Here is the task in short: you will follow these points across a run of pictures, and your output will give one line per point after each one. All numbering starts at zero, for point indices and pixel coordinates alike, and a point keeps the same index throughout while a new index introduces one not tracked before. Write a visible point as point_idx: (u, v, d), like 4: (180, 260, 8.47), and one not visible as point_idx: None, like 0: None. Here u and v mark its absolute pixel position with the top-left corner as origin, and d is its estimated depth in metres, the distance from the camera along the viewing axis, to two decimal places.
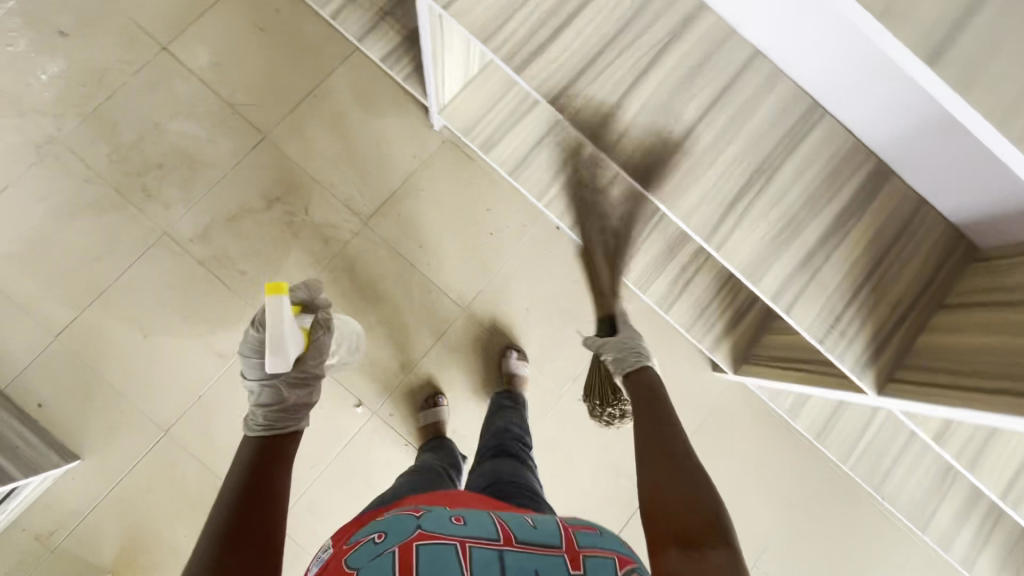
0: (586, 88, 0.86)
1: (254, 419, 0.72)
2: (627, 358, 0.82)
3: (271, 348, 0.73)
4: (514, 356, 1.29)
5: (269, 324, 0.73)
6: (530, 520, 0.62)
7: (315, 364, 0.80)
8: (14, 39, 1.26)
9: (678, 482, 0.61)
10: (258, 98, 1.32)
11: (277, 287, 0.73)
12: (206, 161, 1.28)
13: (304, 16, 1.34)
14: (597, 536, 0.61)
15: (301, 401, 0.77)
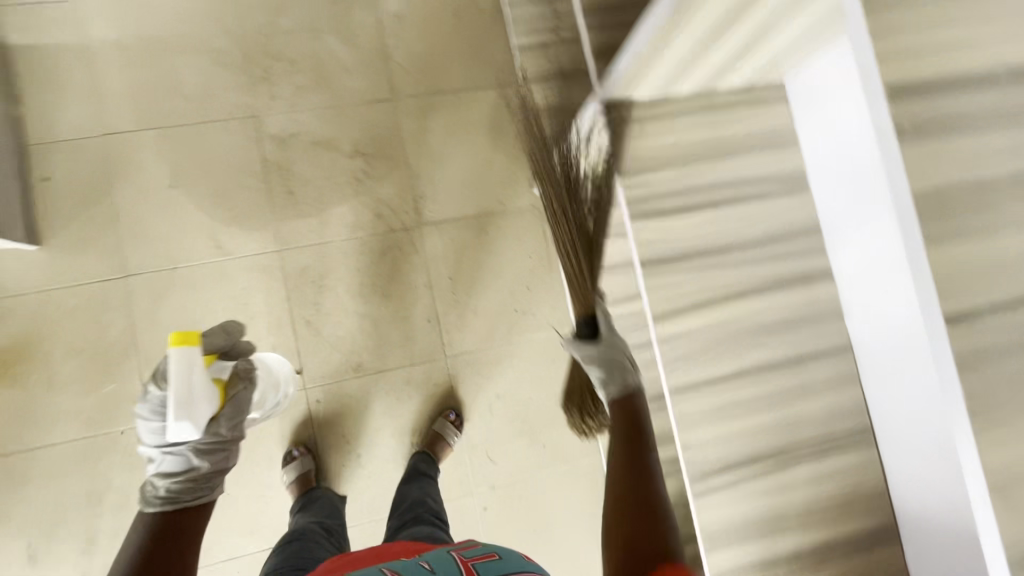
0: (682, 272, 0.82)
1: (153, 491, 0.84)
2: (616, 367, 0.82)
3: (177, 411, 0.81)
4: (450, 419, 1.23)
5: (174, 381, 0.81)
6: (423, 563, 0.62)
7: (226, 425, 0.88)
8: None
9: (638, 502, 0.70)
10: (412, 66, 1.33)
11: (181, 337, 0.82)
12: (332, 85, 1.29)
13: (496, 30, 1.36)
14: (498, 562, 0.63)
15: (214, 468, 0.87)
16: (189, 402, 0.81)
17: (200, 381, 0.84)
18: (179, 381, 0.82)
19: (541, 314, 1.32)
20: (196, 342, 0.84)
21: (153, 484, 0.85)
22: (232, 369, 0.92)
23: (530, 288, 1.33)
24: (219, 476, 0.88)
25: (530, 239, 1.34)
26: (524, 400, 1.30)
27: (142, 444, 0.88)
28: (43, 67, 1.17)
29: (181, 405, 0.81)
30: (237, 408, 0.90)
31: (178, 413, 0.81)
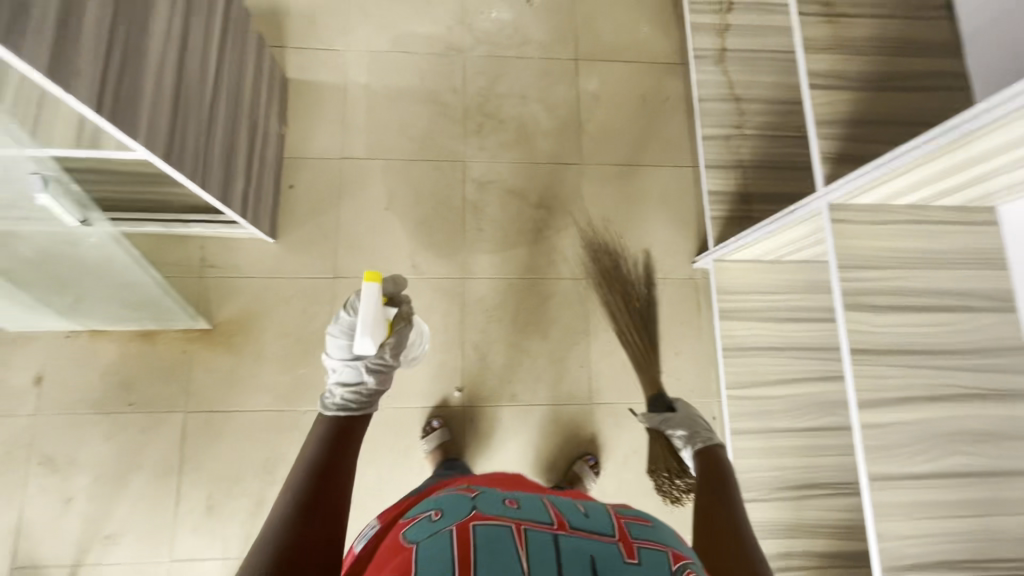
0: (887, 367, 0.87)
1: (332, 398, 0.91)
2: (698, 434, 1.02)
3: (360, 331, 0.88)
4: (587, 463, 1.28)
5: (361, 309, 0.89)
6: (581, 506, 0.64)
7: (390, 353, 0.94)
8: None
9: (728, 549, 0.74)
10: (600, 138, 1.50)
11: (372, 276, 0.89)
12: (530, 144, 1.48)
13: (678, 119, 1.53)
14: (653, 529, 0.61)
15: (376, 388, 0.94)
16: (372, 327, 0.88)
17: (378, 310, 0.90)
18: (365, 308, 0.89)
19: (686, 380, 1.39)
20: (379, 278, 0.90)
21: (330, 393, 0.93)
22: (398, 310, 0.97)
23: (679, 353, 1.40)
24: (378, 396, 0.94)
25: (684, 307, 1.43)
26: None
27: (324, 356, 0.97)
28: (308, 98, 1.43)
29: (362, 326, 0.88)
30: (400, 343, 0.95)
31: (361, 334, 0.87)
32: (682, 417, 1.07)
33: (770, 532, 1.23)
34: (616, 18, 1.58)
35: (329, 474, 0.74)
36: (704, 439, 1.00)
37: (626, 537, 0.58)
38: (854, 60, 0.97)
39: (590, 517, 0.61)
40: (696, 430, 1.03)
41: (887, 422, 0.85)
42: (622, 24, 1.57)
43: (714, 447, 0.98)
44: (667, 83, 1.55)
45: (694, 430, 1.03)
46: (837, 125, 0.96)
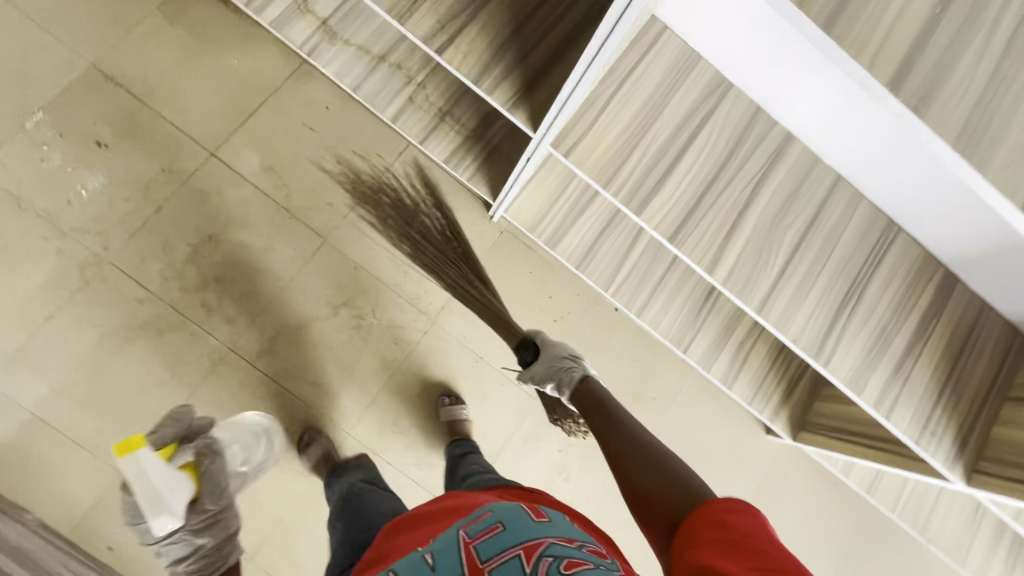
0: (698, 223, 0.91)
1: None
2: (563, 375, 0.99)
3: (150, 509, 0.79)
4: (446, 401, 1.26)
5: (130, 482, 0.78)
6: (426, 556, 0.61)
7: (211, 499, 0.89)
8: (49, 152, 1.17)
9: (645, 465, 0.75)
10: (315, 201, 1.29)
11: (128, 443, 0.78)
12: (266, 269, 1.24)
13: (356, 115, 1.33)
14: (502, 537, 0.60)
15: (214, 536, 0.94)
16: (160, 498, 0.79)
17: (169, 474, 0.81)
18: (141, 489, 0.78)
19: (575, 306, 1.39)
20: (139, 441, 0.79)
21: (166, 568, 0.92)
22: (195, 450, 0.92)
23: (551, 294, 1.39)
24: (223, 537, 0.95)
25: (520, 257, 1.38)
26: (615, 379, 1.40)
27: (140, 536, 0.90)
28: (13, 465, 1.08)
29: (155, 504, 0.79)
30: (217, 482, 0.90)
31: (153, 512, 0.79)
32: (546, 357, 1.06)
33: (721, 346, 1.35)
34: (202, 77, 1.26)
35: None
36: (572, 379, 0.98)
37: (474, 568, 0.57)
38: None
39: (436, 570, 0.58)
40: (553, 371, 1.02)
41: (734, 260, 0.92)
42: (212, 78, 1.27)
43: (589, 382, 0.97)
44: (313, 92, 1.31)
45: (552, 370, 1.02)
46: (496, 63, 0.85)
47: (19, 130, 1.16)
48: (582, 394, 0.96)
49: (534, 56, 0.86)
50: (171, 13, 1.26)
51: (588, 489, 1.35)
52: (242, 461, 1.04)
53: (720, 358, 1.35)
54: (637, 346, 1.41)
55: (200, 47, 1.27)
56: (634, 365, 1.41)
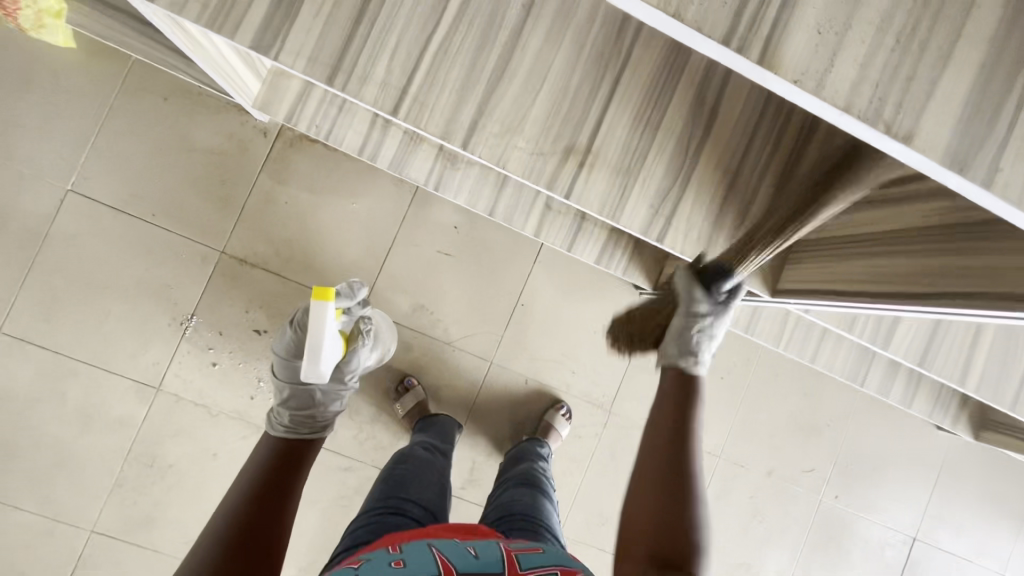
0: (944, 342, 0.85)
1: (280, 421, 0.92)
2: (681, 349, 0.68)
3: (309, 356, 0.93)
4: (561, 414, 1.27)
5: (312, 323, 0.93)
6: (471, 548, 0.57)
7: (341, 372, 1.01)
8: (217, 354, 1.17)
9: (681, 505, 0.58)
10: (470, 326, 1.26)
11: (322, 292, 0.93)
12: (445, 407, 1.26)
13: (486, 227, 1.26)
14: (541, 555, 0.57)
15: (324, 408, 0.97)
16: (318, 346, 0.92)
17: (323, 335, 0.94)
18: (313, 330, 0.93)
19: (739, 358, 1.37)
20: (331, 292, 0.93)
21: (276, 415, 0.95)
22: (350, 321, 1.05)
23: (715, 352, 1.36)
24: (325, 418, 0.96)
25: None
26: (789, 418, 1.40)
27: (276, 377, 0.99)
28: None
29: (315, 353, 0.92)
30: (357, 362, 1.04)
31: (312, 354, 0.92)
32: (691, 298, 0.69)
33: (896, 370, 1.33)
34: (328, 232, 1.21)
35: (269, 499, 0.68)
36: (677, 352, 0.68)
37: (515, 571, 0.53)
38: (654, 160, 0.76)
39: (479, 558, 0.55)
40: (685, 331, 0.69)
41: (986, 368, 0.85)
42: (337, 230, 1.21)
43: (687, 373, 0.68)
44: (439, 215, 1.24)
45: (685, 326, 0.68)
46: (719, 232, 0.78)
47: (182, 339, 1.16)
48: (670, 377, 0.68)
49: (753, 210, 0.79)
50: (277, 174, 1.19)
51: (781, 524, 1.41)
52: (371, 349, 1.10)
53: (897, 382, 1.33)
54: (807, 381, 1.40)
55: (318, 200, 1.20)
56: (805, 399, 1.40)
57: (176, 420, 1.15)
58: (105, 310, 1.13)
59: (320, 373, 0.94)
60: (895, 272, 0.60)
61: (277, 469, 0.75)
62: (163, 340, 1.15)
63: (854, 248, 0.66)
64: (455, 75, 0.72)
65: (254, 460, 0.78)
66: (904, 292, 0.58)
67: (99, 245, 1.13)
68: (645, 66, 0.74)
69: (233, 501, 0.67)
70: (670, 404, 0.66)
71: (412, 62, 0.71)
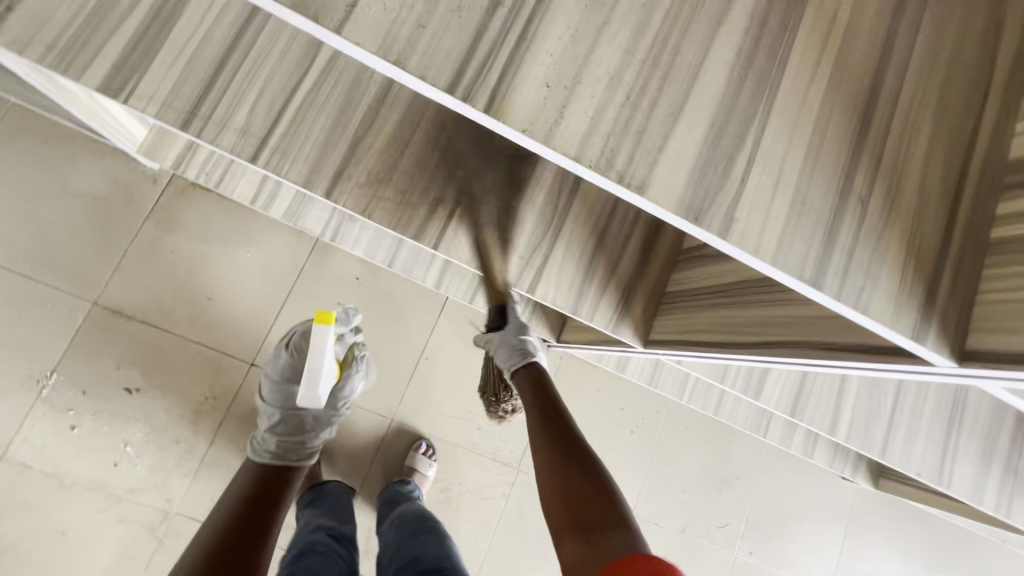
0: (813, 386, 0.89)
1: (265, 448, 0.92)
2: (513, 355, 0.82)
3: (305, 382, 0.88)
4: (422, 450, 1.19)
5: (313, 348, 0.88)
6: None
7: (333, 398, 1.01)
8: (77, 415, 1.05)
9: (581, 484, 0.62)
10: (371, 381, 1.21)
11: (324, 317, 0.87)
12: (340, 470, 1.18)
13: (389, 278, 1.24)
14: None
15: (309, 436, 0.97)
16: (317, 374, 0.88)
17: (320, 359, 0.89)
18: (311, 354, 0.88)
19: (648, 410, 1.37)
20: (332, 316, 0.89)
21: (261, 441, 0.94)
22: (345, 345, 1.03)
23: (624, 405, 1.36)
24: (313, 446, 0.96)
25: (586, 378, 1.33)
26: (701, 471, 1.39)
27: (265, 404, 1.00)
28: None
29: (311, 381, 0.88)
30: (350, 388, 1.04)
31: (307, 383, 0.88)
32: (514, 329, 0.85)
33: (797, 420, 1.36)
34: (218, 283, 1.15)
35: (256, 523, 0.70)
36: (522, 358, 0.81)
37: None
38: (525, 213, 0.77)
39: None
40: (512, 344, 0.84)
41: (854, 414, 0.89)
42: (229, 281, 1.16)
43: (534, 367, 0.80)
44: (340, 266, 1.21)
45: (512, 346, 0.83)
46: (590, 283, 0.79)
47: (37, 400, 1.04)
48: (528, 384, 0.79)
49: (623, 262, 0.81)
50: (165, 222, 1.14)
51: None
52: (360, 376, 1.11)
53: (798, 432, 1.36)
54: (715, 433, 1.41)
55: (209, 248, 1.15)
56: (715, 450, 1.40)
57: (21, 493, 1.02)
58: None
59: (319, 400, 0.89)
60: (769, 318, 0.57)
61: (246, 516, 0.72)
62: (12, 401, 1.03)
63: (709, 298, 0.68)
64: (320, 125, 0.71)
65: (218, 514, 0.72)
66: (777, 339, 0.55)
67: None
68: None
69: (222, 521, 0.70)
70: (534, 410, 0.74)
71: (275, 110, 0.70)
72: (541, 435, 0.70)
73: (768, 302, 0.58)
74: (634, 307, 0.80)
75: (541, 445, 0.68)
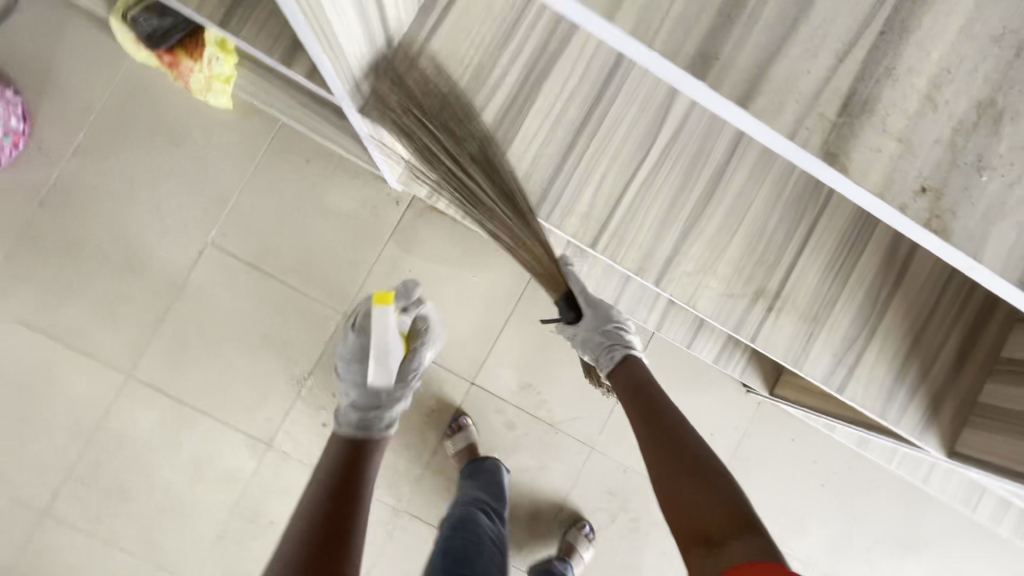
0: None
1: (346, 420, 0.90)
2: (605, 356, 0.89)
3: (376, 358, 0.95)
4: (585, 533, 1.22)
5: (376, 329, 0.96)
6: None
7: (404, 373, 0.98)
8: (328, 416, 1.17)
9: (705, 488, 0.70)
10: (575, 410, 1.25)
11: (383, 298, 0.97)
12: (541, 490, 1.25)
13: None
14: None
15: (387, 402, 0.92)
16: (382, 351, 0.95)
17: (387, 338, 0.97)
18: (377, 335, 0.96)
19: (841, 466, 1.32)
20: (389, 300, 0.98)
21: (342, 415, 0.92)
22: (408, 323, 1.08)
23: (816, 457, 1.32)
24: (391, 416, 0.92)
25: (782, 427, 1.30)
26: (888, 534, 1.35)
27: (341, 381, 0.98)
28: None
29: (382, 356, 0.95)
30: (419, 361, 1.02)
31: (376, 360, 0.95)
32: (592, 319, 0.87)
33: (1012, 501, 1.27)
34: (447, 303, 1.21)
35: (338, 514, 0.70)
36: (614, 358, 0.89)
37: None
38: (842, 308, 0.74)
39: None
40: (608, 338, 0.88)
41: None
42: (456, 302, 1.22)
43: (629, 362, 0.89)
44: None
45: (595, 340, 0.89)
46: (900, 387, 0.75)
47: (296, 398, 1.17)
48: (625, 379, 0.88)
49: (936, 367, 0.76)
50: (405, 242, 1.20)
51: None
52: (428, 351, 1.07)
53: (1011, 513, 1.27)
54: (911, 496, 1.34)
55: (440, 270, 1.21)
56: (907, 516, 1.35)
57: (283, 478, 1.16)
58: (228, 361, 1.15)
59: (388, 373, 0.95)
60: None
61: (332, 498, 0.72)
62: (278, 397, 1.16)
63: None
64: (654, 210, 0.72)
65: (306, 500, 0.74)
66: None
67: (230, 298, 1.16)
68: (842, 214, 0.73)
69: (307, 511, 0.71)
70: (635, 411, 0.82)
71: (613, 194, 0.71)
72: (658, 444, 0.77)
73: None
74: (942, 415, 0.76)
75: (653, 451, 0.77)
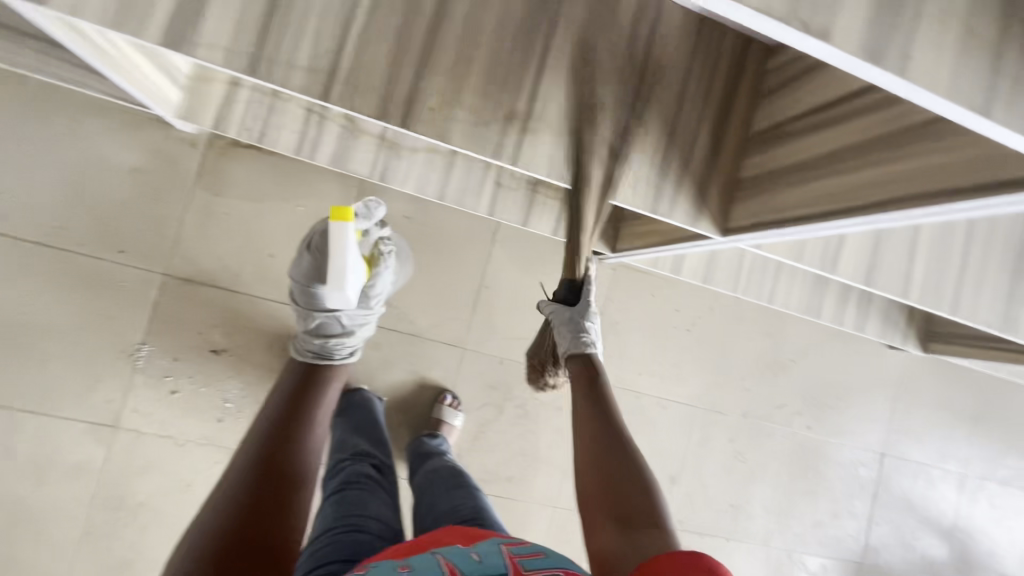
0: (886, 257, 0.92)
1: (306, 344, 0.98)
2: (575, 336, 0.83)
3: (331, 283, 0.90)
4: (447, 402, 1.23)
5: (332, 247, 0.88)
6: (475, 552, 0.56)
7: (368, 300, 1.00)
8: (176, 381, 1.11)
9: (623, 465, 0.71)
10: (437, 314, 1.25)
11: (343, 215, 0.86)
12: (424, 401, 1.24)
13: (438, 213, 1.24)
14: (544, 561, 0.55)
15: (345, 334, 0.99)
16: (339, 276, 0.89)
17: (343, 261, 0.89)
18: (336, 251, 0.88)
19: (700, 308, 1.41)
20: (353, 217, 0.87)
21: (303, 337, 0.99)
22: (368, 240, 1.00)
23: (678, 306, 1.40)
24: (348, 347, 1.01)
25: (640, 285, 1.37)
26: (755, 359, 1.46)
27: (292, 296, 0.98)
28: None
29: (337, 277, 0.89)
30: (380, 285, 1.01)
31: (333, 286, 0.90)
32: (581, 309, 0.85)
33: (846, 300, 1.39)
34: (277, 239, 1.16)
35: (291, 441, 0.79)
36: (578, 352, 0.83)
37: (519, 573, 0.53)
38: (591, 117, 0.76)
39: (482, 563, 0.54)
40: (575, 325, 0.84)
41: (924, 275, 0.91)
42: (286, 235, 1.17)
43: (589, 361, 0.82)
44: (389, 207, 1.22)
45: (572, 326, 0.84)
46: (666, 181, 0.79)
47: (134, 371, 1.09)
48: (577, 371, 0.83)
49: (695, 156, 0.80)
50: (214, 185, 1.13)
51: (761, 460, 1.46)
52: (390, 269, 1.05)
53: (849, 312, 1.39)
54: (767, 322, 1.45)
55: (260, 207, 1.16)
56: (767, 338, 1.46)
57: (142, 455, 1.09)
58: (44, 352, 1.06)
59: (342, 299, 0.92)
60: (867, 183, 0.64)
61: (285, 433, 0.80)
62: (113, 375, 1.08)
63: (792, 178, 0.72)
64: (384, 52, 0.70)
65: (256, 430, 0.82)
66: (884, 197, 0.62)
67: (26, 285, 1.05)
68: (573, 25, 0.74)
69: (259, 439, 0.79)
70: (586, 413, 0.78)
71: (337, 43, 0.68)
72: (598, 419, 0.76)
73: (871, 164, 0.63)
74: (712, 198, 0.82)
75: (590, 424, 0.76)
